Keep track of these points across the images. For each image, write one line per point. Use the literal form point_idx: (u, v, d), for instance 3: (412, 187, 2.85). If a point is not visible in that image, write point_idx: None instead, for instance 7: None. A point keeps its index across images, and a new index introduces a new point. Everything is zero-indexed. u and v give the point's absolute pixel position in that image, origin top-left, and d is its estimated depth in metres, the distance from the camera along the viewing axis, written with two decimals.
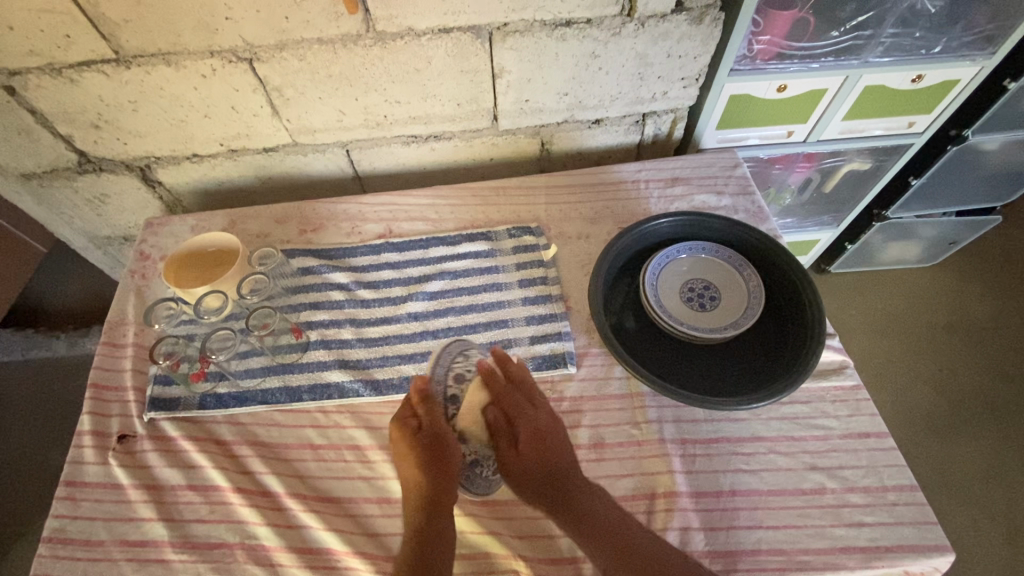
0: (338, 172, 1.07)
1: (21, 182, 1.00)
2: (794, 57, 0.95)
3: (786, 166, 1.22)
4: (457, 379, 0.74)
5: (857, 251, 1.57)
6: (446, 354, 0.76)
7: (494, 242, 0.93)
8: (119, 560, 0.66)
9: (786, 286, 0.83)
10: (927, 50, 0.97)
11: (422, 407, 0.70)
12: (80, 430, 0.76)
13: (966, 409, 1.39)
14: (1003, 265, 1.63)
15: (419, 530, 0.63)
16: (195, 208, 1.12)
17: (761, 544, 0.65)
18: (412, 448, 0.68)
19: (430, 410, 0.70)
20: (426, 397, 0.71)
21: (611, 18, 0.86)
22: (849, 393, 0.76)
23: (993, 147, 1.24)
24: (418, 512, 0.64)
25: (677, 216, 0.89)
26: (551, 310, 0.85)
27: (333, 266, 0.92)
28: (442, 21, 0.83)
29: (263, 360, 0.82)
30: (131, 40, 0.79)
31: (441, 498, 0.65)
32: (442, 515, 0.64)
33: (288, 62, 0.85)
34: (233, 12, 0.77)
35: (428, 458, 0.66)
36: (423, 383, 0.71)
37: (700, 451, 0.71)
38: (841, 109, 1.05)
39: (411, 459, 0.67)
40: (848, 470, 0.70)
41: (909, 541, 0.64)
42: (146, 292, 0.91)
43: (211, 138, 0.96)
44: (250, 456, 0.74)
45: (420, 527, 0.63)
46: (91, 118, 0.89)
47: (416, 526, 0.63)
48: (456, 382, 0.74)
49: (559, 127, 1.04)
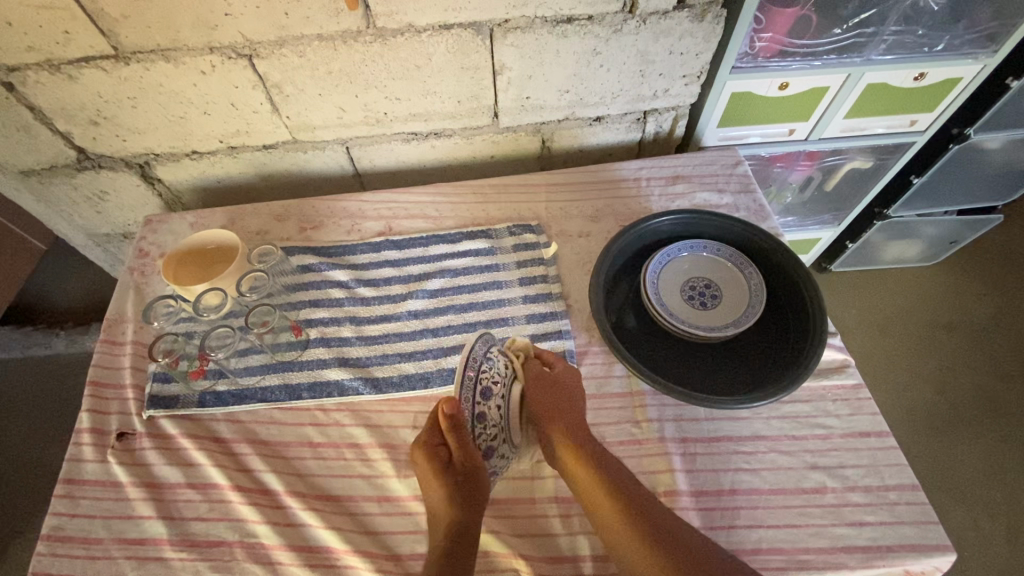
0: (338, 169, 1.07)
1: (20, 178, 1.00)
2: (796, 55, 0.95)
3: (787, 165, 1.21)
4: (483, 397, 0.68)
5: (858, 250, 1.56)
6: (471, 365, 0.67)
7: (494, 239, 0.93)
8: (118, 558, 0.66)
9: (788, 285, 0.83)
10: (930, 48, 0.97)
11: (452, 436, 0.65)
12: (78, 428, 0.75)
13: (966, 408, 1.39)
14: (1004, 264, 1.62)
15: (443, 552, 0.60)
16: (194, 206, 1.12)
17: (762, 543, 0.64)
18: (440, 480, 0.64)
19: (461, 441, 0.65)
20: (455, 425, 0.65)
21: (612, 14, 0.85)
22: (850, 392, 0.76)
23: (995, 146, 1.23)
24: (444, 535, 0.62)
25: (678, 215, 0.88)
26: (551, 308, 0.84)
27: (333, 263, 0.92)
28: (442, 18, 0.82)
29: (263, 357, 0.82)
30: (130, 36, 0.79)
31: (471, 527, 0.62)
32: (470, 542, 0.61)
33: (287, 59, 0.84)
34: (232, 8, 0.77)
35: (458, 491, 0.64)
36: (451, 408, 0.65)
37: (700, 450, 0.71)
38: (843, 107, 1.04)
39: (441, 492, 0.63)
40: (848, 469, 0.69)
41: (909, 541, 0.64)
42: (145, 290, 0.91)
43: (210, 135, 0.96)
44: (250, 454, 0.74)
45: (445, 548, 0.60)
46: (89, 115, 0.89)
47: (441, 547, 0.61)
48: (484, 398, 0.68)
49: (560, 125, 1.04)
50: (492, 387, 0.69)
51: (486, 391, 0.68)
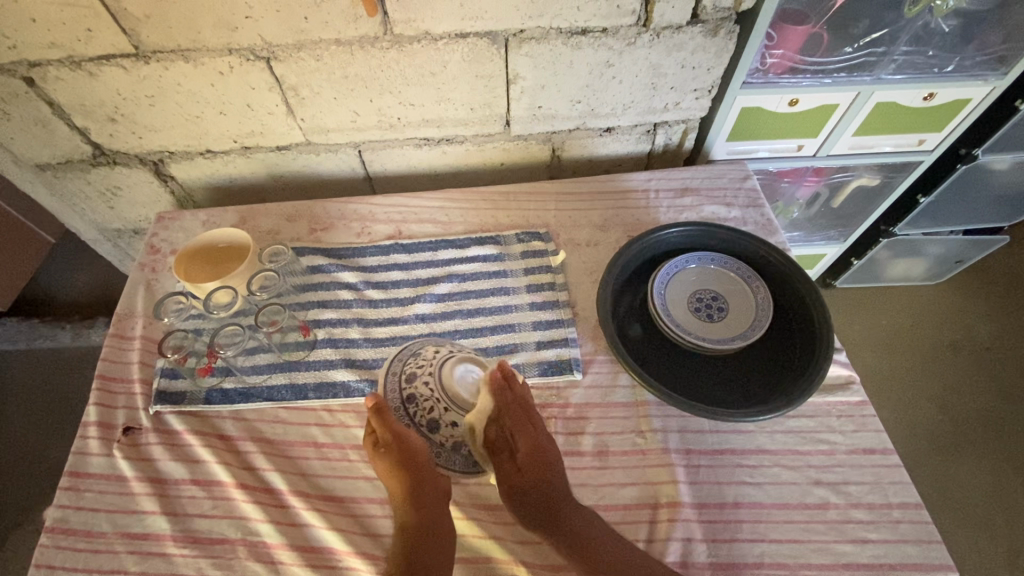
0: (349, 172, 1.08)
1: (36, 172, 1.01)
2: (806, 72, 0.96)
3: (795, 180, 1.22)
4: (409, 379, 0.68)
5: (863, 267, 1.57)
6: (398, 359, 0.71)
7: (502, 246, 0.94)
8: (120, 552, 0.66)
9: (795, 300, 0.84)
10: (940, 68, 0.98)
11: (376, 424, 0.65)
12: (86, 421, 0.76)
13: (969, 429, 1.39)
14: (1008, 286, 1.62)
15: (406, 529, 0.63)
16: (206, 204, 1.13)
17: (764, 558, 0.65)
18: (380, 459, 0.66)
19: (386, 423, 0.65)
20: (379, 411, 0.65)
21: (626, 27, 0.86)
22: (854, 409, 0.76)
23: (1003, 167, 1.23)
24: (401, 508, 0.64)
25: (687, 226, 0.89)
26: (557, 316, 0.85)
27: (342, 265, 0.92)
28: (460, 26, 0.83)
29: (270, 357, 0.82)
30: (152, 35, 0.80)
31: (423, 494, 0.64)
32: (426, 510, 0.64)
33: (305, 63, 0.85)
34: (253, 12, 0.78)
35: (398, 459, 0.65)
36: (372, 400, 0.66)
37: (704, 461, 0.71)
38: (852, 124, 1.05)
39: (386, 467, 0.65)
40: (852, 486, 0.69)
41: (912, 560, 0.64)
42: (155, 286, 0.91)
43: (225, 135, 0.97)
44: (255, 453, 0.74)
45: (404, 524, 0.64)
46: (107, 111, 0.90)
47: (402, 523, 0.64)
48: (410, 382, 0.68)
49: (570, 134, 1.05)
50: (419, 369, 0.68)
51: (411, 374, 0.68)
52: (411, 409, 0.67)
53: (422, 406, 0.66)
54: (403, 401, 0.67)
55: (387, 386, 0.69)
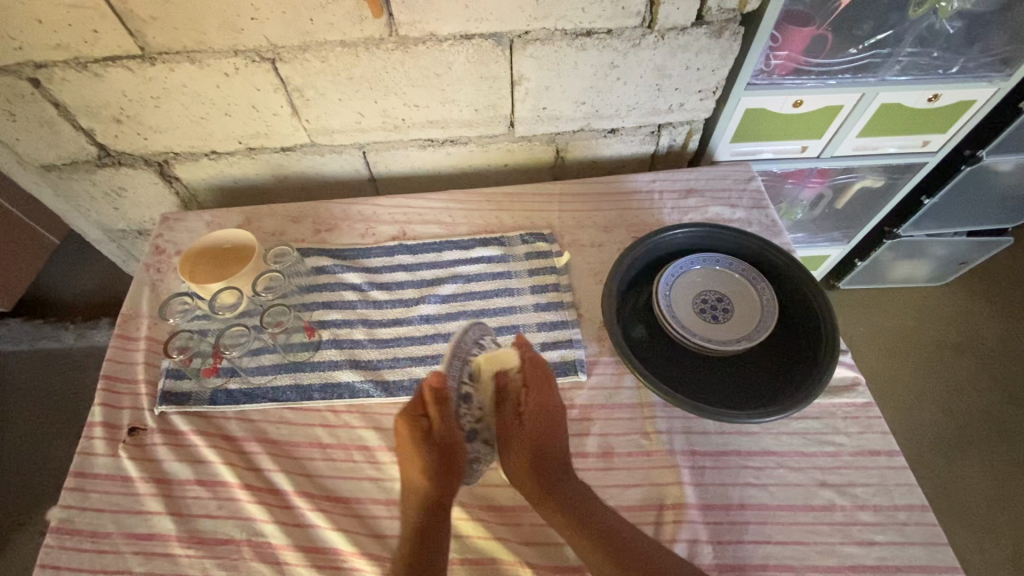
0: (353, 173, 1.08)
1: (41, 173, 1.02)
2: (811, 73, 0.96)
3: (799, 182, 1.22)
4: (471, 378, 0.71)
5: (866, 268, 1.56)
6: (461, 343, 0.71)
7: (507, 247, 0.94)
8: (126, 552, 0.66)
9: (800, 301, 0.83)
10: (944, 70, 0.98)
11: (434, 409, 0.67)
12: (91, 421, 0.76)
13: (973, 430, 1.38)
14: (1013, 288, 1.62)
15: (419, 530, 0.63)
16: (210, 205, 1.13)
17: (770, 560, 0.64)
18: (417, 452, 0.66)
19: (443, 415, 0.67)
20: (441, 400, 0.67)
21: (631, 29, 0.86)
22: (860, 410, 0.76)
23: (1008, 169, 1.23)
24: (418, 510, 0.65)
25: (691, 227, 0.89)
26: (562, 317, 0.85)
27: (346, 266, 0.92)
28: (465, 28, 0.83)
29: (275, 357, 0.82)
30: (157, 36, 0.80)
31: (445, 499, 0.66)
32: (443, 515, 0.65)
33: (310, 64, 0.86)
34: (258, 13, 0.78)
35: (436, 455, 0.66)
36: (438, 380, 0.66)
37: (709, 463, 0.71)
38: (857, 125, 1.05)
39: (417, 463, 0.66)
40: (858, 488, 0.69)
41: (919, 562, 0.64)
42: (160, 287, 0.92)
43: (230, 136, 0.97)
44: (260, 453, 0.74)
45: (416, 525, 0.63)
46: (113, 112, 0.90)
47: (416, 525, 0.64)
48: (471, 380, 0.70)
49: (574, 136, 1.05)
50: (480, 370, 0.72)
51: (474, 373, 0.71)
52: (462, 409, 0.69)
53: (473, 410, 0.71)
54: (461, 398, 0.69)
55: (450, 371, 0.68)
